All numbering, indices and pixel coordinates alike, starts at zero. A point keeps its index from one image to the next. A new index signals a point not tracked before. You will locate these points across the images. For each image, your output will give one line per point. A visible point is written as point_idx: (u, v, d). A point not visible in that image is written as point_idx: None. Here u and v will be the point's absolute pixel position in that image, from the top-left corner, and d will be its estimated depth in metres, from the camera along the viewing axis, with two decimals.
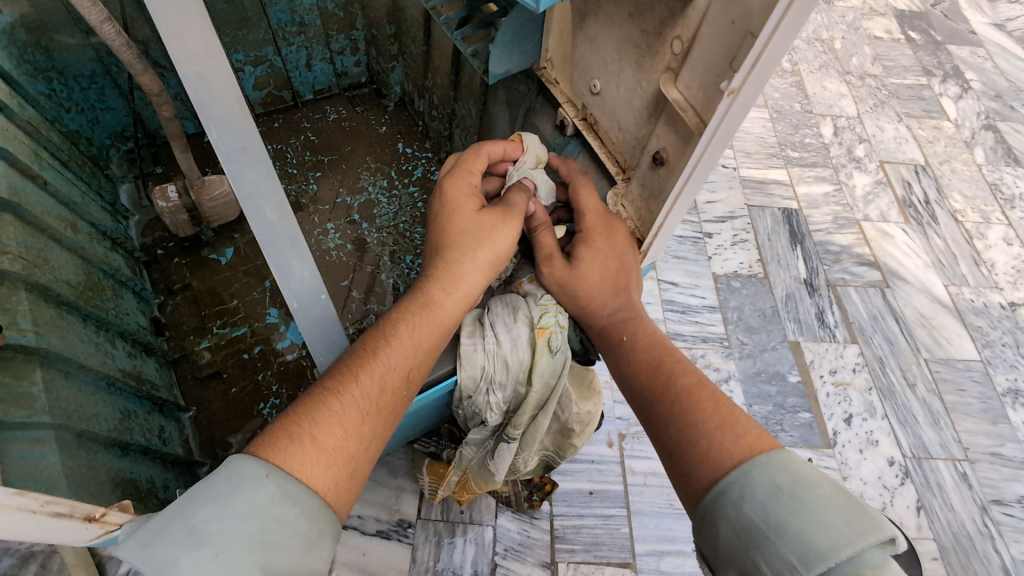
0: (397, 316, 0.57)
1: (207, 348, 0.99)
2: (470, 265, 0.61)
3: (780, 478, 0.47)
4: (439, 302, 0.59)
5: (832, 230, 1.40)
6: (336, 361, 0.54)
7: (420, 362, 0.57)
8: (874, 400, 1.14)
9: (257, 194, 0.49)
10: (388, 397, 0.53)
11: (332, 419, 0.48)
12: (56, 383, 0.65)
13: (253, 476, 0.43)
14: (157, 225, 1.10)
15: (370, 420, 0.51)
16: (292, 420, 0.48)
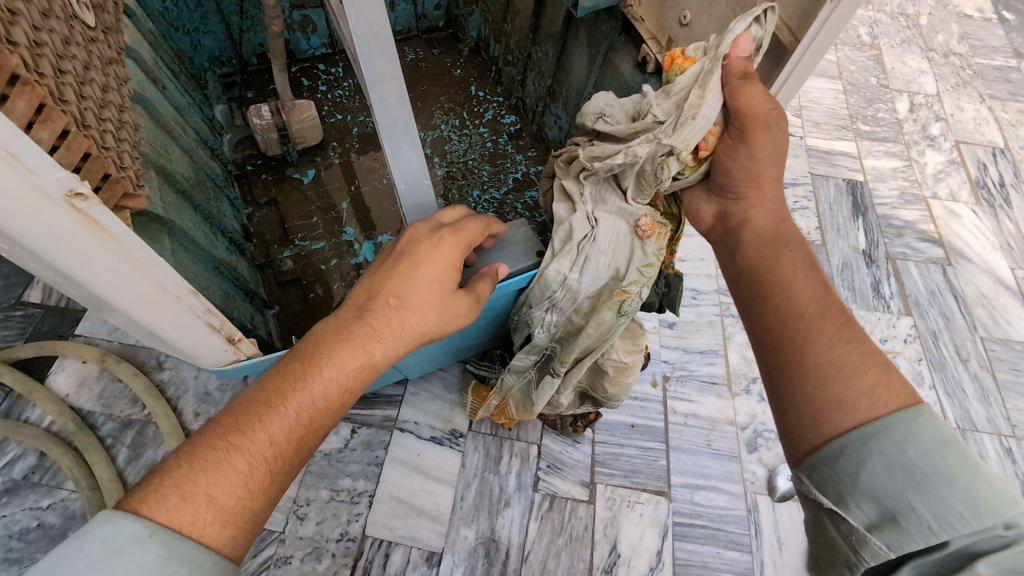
0: (310, 353, 0.54)
1: (289, 256, 1.08)
2: (405, 311, 0.56)
3: (938, 437, 0.44)
4: (365, 341, 0.55)
5: (898, 205, 1.38)
6: (235, 411, 0.52)
7: (337, 401, 0.54)
8: (922, 370, 1.15)
9: (381, 78, 0.52)
10: (295, 438, 0.51)
11: (229, 472, 0.48)
12: (178, 254, 0.73)
13: (133, 537, 0.42)
14: (248, 143, 1.19)
15: (268, 477, 0.50)
16: (179, 469, 0.47)
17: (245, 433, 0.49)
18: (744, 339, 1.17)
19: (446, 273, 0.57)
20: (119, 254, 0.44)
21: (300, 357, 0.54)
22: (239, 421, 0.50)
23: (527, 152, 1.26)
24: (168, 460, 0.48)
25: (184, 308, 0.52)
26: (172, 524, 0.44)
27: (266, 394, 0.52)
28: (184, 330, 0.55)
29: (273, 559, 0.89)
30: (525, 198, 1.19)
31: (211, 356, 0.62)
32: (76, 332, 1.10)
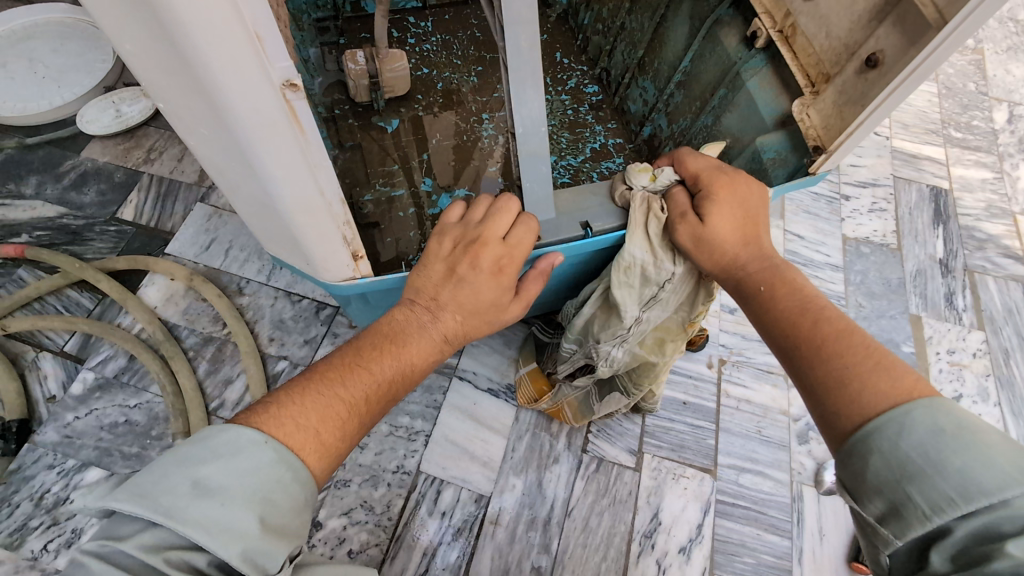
0: (398, 323, 0.60)
1: (369, 200, 1.11)
2: (478, 293, 0.61)
3: (941, 420, 0.44)
4: (442, 319, 0.60)
5: (983, 217, 1.33)
6: (330, 358, 0.56)
7: (416, 369, 0.59)
8: (988, 386, 1.12)
9: (518, 21, 0.55)
10: (384, 395, 0.56)
11: (333, 411, 0.52)
12: None
13: (252, 441, 0.47)
14: (337, 88, 1.23)
15: (360, 415, 0.54)
16: (291, 401, 0.51)
17: (345, 380, 0.54)
18: None
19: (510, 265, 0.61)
20: (299, 144, 0.46)
21: (386, 326, 0.59)
22: (341, 367, 0.55)
23: (606, 124, 1.27)
24: (274, 394, 0.52)
25: (330, 214, 0.53)
26: (286, 442, 0.48)
27: (363, 352, 0.57)
28: (322, 237, 0.56)
29: (334, 480, 0.95)
30: (600, 168, 1.20)
31: (336, 272, 0.63)
32: (166, 251, 1.17)
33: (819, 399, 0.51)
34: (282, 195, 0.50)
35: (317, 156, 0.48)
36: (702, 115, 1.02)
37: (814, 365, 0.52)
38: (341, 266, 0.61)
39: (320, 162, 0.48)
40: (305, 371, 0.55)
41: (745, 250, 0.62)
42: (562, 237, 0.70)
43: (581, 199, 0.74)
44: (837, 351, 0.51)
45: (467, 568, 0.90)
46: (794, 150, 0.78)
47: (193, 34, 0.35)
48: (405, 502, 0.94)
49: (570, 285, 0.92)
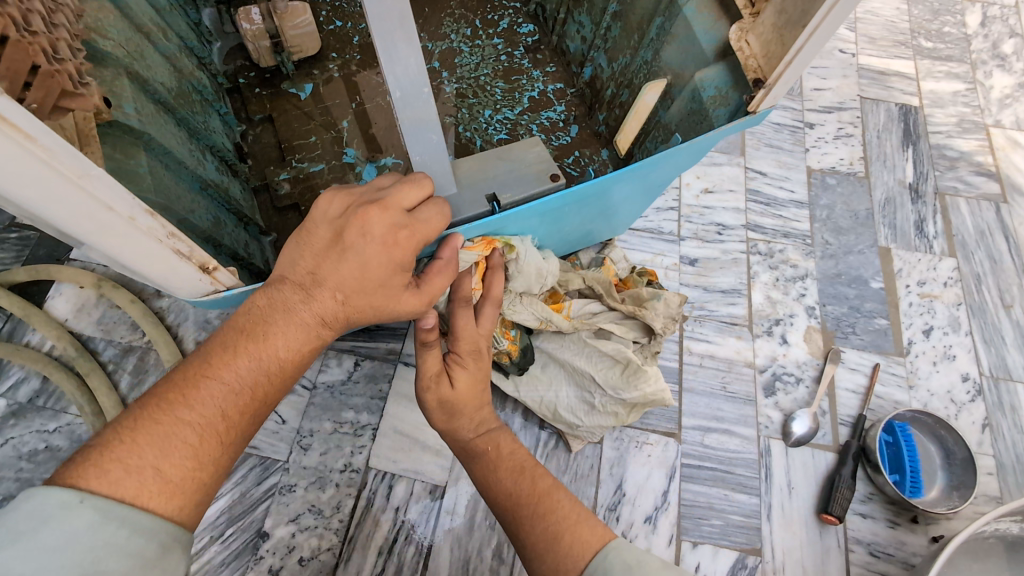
0: (251, 321, 0.53)
1: (285, 179, 1.01)
2: (352, 278, 0.54)
3: (628, 558, 0.55)
4: (309, 311, 0.54)
5: (954, 133, 1.24)
6: (176, 379, 0.50)
7: (286, 370, 0.54)
8: (960, 316, 1.07)
9: None
10: (244, 409, 0.52)
11: (177, 442, 0.47)
12: (158, 171, 0.67)
13: (64, 504, 0.41)
14: (240, 53, 1.08)
15: (216, 444, 0.49)
16: (119, 443, 0.45)
17: (188, 400, 0.49)
18: (770, 279, 1.09)
19: (389, 243, 0.54)
20: (39, 158, 0.38)
21: (240, 324, 0.53)
22: (183, 386, 0.49)
23: (545, 68, 1.15)
24: (101, 431, 0.46)
25: (136, 229, 0.47)
26: (113, 493, 0.43)
27: (209, 360, 0.51)
28: (143, 256, 0.50)
29: (278, 487, 0.90)
30: (540, 118, 1.10)
31: (189, 289, 0.57)
32: (73, 255, 1.06)
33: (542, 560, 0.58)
34: (55, 218, 0.43)
35: (76, 164, 0.41)
36: (640, 50, 0.91)
37: (536, 521, 0.61)
38: (190, 282, 0.56)
39: (86, 171, 0.42)
40: (136, 399, 0.49)
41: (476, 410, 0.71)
42: (465, 214, 0.64)
43: (489, 166, 0.67)
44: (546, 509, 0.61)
45: (426, 563, 0.86)
46: (736, 84, 0.68)
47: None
48: (355, 502, 0.89)
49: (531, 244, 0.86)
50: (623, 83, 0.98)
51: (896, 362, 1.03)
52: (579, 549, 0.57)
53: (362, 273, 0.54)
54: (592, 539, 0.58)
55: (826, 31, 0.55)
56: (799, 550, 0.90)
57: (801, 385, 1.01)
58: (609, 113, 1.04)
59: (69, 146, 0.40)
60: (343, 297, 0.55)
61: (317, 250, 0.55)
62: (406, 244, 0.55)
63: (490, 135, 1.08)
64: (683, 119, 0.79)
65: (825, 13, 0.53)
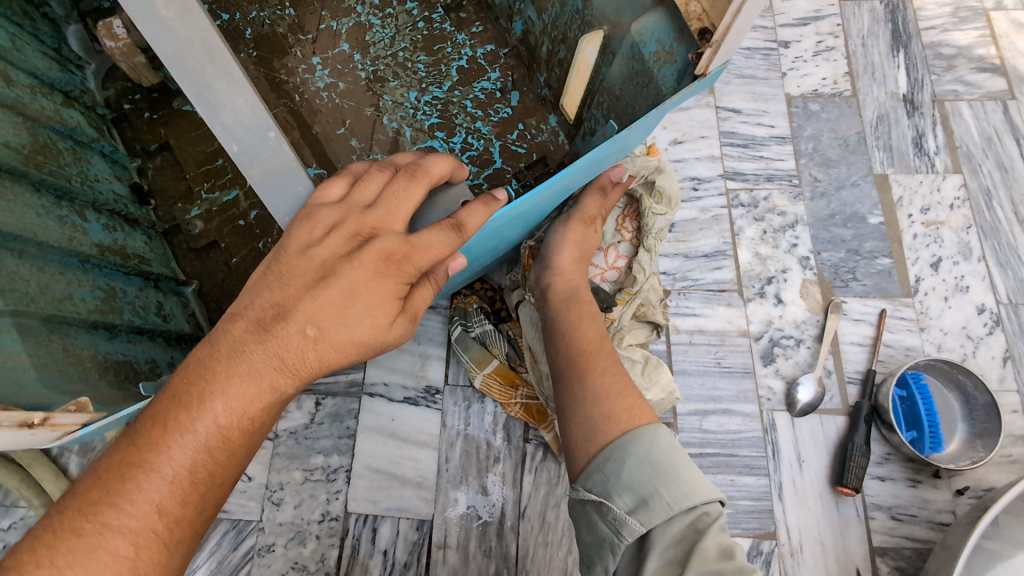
0: (189, 382, 0.45)
1: (197, 216, 0.89)
2: (323, 311, 0.46)
3: (665, 438, 0.60)
4: (267, 362, 0.45)
5: (950, 26, 1.09)
6: (112, 463, 0.43)
7: (235, 438, 0.46)
8: (971, 240, 0.97)
9: None
10: (186, 497, 0.44)
11: (106, 555, 0.41)
12: (5, 263, 0.56)
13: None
14: (120, 74, 0.93)
15: (161, 545, 0.43)
16: (37, 565, 0.39)
17: (118, 501, 0.42)
18: (756, 233, 0.98)
19: (372, 267, 0.47)
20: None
21: (180, 389, 0.45)
22: (114, 482, 0.42)
23: (471, 29, 0.99)
24: (20, 547, 0.40)
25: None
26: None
27: (140, 445, 0.43)
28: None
29: (256, 548, 0.84)
30: (474, 91, 0.96)
31: (19, 444, 0.48)
32: None
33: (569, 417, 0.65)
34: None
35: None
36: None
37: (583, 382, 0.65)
38: (12, 440, 0.47)
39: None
40: (63, 499, 0.42)
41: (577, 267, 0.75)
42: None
43: None
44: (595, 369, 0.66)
45: None
46: (680, 34, 0.55)
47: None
48: (340, 552, 0.84)
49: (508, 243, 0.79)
50: (557, 38, 0.83)
51: (904, 305, 0.93)
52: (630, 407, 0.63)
53: (325, 304, 0.46)
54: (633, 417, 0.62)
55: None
56: (815, 527, 0.84)
57: (802, 346, 0.92)
58: (549, 74, 0.90)
59: None
60: (312, 336, 0.46)
61: (283, 277, 0.47)
62: (401, 272, 0.48)
63: (420, 121, 0.94)
64: (625, 83, 0.65)
65: None
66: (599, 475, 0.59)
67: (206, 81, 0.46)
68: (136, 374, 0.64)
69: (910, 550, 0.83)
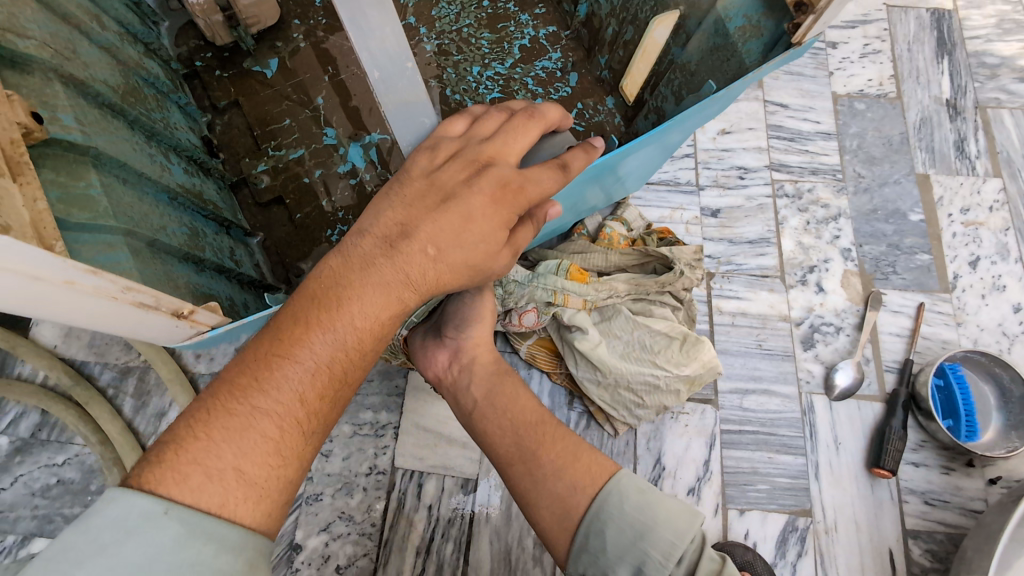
0: (324, 287, 0.46)
1: (264, 172, 0.92)
2: (446, 231, 0.48)
3: (634, 483, 0.59)
4: (397, 274, 0.47)
5: (993, 36, 1.12)
6: (252, 355, 0.44)
7: (366, 343, 0.47)
8: (1009, 242, 0.99)
9: None
10: (322, 391, 0.45)
11: (255, 437, 0.41)
12: (113, 188, 0.59)
13: (146, 515, 0.37)
14: (193, 32, 0.96)
15: (297, 439, 0.43)
16: (194, 439, 0.40)
17: (264, 388, 0.42)
18: (800, 223, 1.01)
19: (490, 193, 0.48)
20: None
21: (316, 292, 0.46)
22: (257, 371, 0.43)
23: (534, 10, 1.02)
24: (173, 427, 0.41)
25: (77, 291, 0.43)
26: (194, 499, 0.38)
27: (283, 337, 0.44)
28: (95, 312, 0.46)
29: (304, 497, 0.86)
30: (534, 69, 0.99)
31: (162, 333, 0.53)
32: None
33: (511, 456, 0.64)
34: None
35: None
36: None
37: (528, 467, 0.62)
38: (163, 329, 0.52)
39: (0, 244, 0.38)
40: (208, 385, 0.43)
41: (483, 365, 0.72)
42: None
43: None
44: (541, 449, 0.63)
45: (467, 558, 0.84)
46: (771, 10, 0.59)
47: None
48: (387, 505, 0.86)
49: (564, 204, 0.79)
50: (625, 19, 0.87)
51: (942, 300, 0.96)
52: (588, 472, 0.60)
53: (450, 222, 0.47)
54: (596, 472, 0.61)
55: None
56: (850, 506, 0.86)
57: (842, 334, 0.95)
58: (611, 55, 0.93)
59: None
60: (433, 254, 0.47)
61: (406, 200, 0.49)
62: (516, 201, 0.49)
63: (482, 95, 0.97)
64: (703, 59, 0.68)
65: None
66: (586, 542, 0.57)
67: None
68: (222, 307, 0.66)
69: (942, 534, 0.85)
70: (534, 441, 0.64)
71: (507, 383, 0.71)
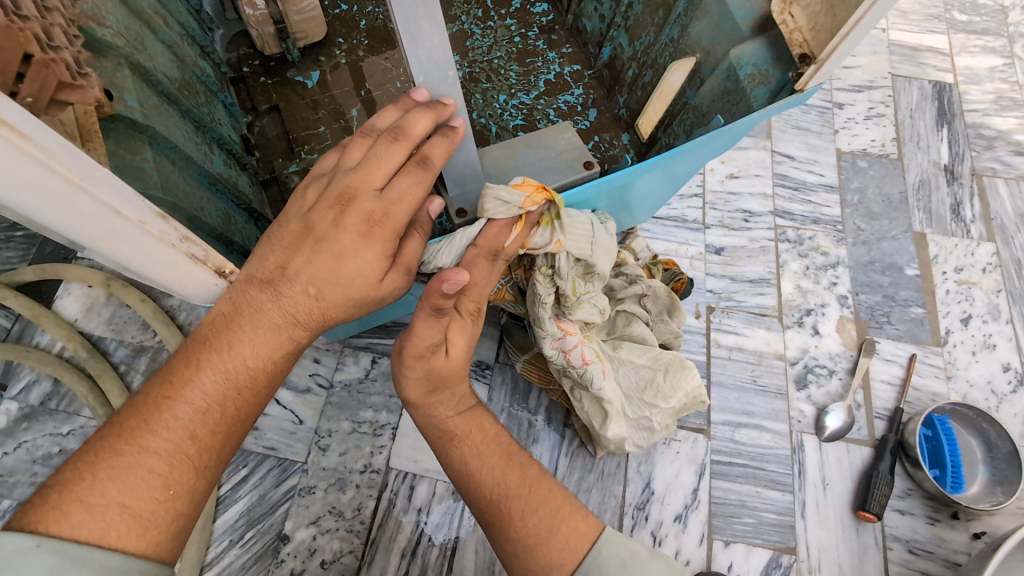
0: (214, 330, 0.48)
1: (295, 172, 0.97)
2: (324, 273, 0.49)
3: (619, 555, 0.54)
4: (284, 313, 0.49)
5: (991, 111, 1.18)
6: (140, 395, 0.45)
7: (258, 379, 0.49)
8: (1000, 303, 1.03)
9: None
10: (216, 427, 0.46)
11: (143, 473, 0.42)
12: (164, 166, 0.63)
13: (17, 550, 0.36)
14: (243, 41, 1.04)
15: (189, 470, 0.44)
16: (79, 479, 0.40)
17: (153, 427, 0.43)
18: (800, 268, 1.05)
19: (356, 230, 0.49)
20: (36, 159, 0.33)
21: (201, 335, 0.48)
22: (146, 410, 0.44)
23: (561, 49, 1.04)
24: (60, 471, 0.41)
25: (147, 234, 0.42)
26: (78, 534, 0.38)
27: (170, 379, 0.45)
28: (151, 259, 0.45)
29: (297, 489, 0.87)
30: (557, 102, 1.00)
31: (204, 295, 0.52)
32: (81, 254, 1.02)
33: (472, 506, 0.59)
34: (55, 226, 0.38)
35: (78, 165, 0.35)
36: (666, 27, 0.84)
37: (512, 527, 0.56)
38: (208, 286, 0.50)
39: (90, 171, 0.36)
40: (98, 429, 0.43)
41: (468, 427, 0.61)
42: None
43: (517, 154, 0.65)
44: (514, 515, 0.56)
45: (451, 565, 0.84)
46: (777, 61, 0.65)
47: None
48: (376, 504, 0.87)
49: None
50: (646, 63, 0.90)
51: (933, 353, 0.99)
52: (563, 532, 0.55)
53: (323, 267, 0.48)
54: (572, 538, 0.55)
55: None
56: (835, 548, 0.87)
57: (835, 377, 0.97)
58: (629, 95, 0.94)
59: (75, 146, 0.35)
60: (315, 295, 0.49)
61: (288, 245, 0.50)
62: (384, 229, 0.50)
63: (505, 121, 0.98)
64: (715, 100, 0.75)
65: None
66: None
67: (415, 20, 0.51)
68: None
69: None
70: (528, 499, 0.57)
71: (462, 449, 0.60)
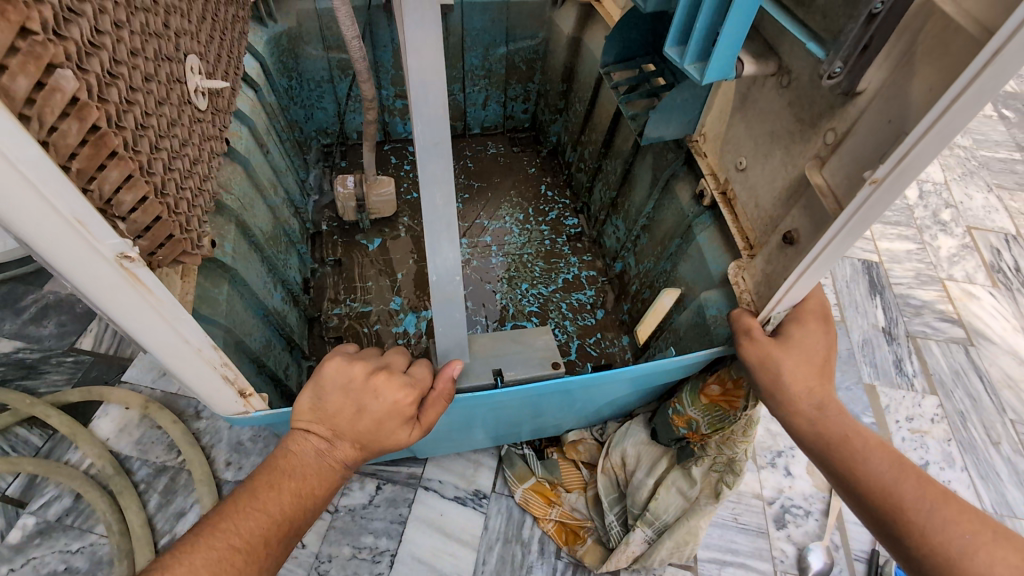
0: (287, 456, 0.59)
1: (337, 313, 1.14)
2: (368, 427, 0.61)
3: None
4: (337, 448, 0.61)
5: (914, 285, 1.42)
6: (227, 502, 0.56)
7: (315, 496, 0.60)
8: (953, 450, 1.14)
9: (434, 181, 0.54)
10: (281, 533, 0.56)
11: (225, 565, 0.51)
12: (235, 298, 0.81)
13: None
14: (330, 210, 1.30)
15: (256, 567, 0.53)
16: (177, 564, 0.50)
17: (236, 526, 0.54)
18: (766, 412, 1.17)
19: (393, 404, 0.61)
20: (149, 304, 0.51)
21: (274, 460, 0.59)
22: (230, 514, 0.54)
23: (583, 256, 1.30)
24: (162, 558, 0.50)
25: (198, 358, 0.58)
26: None
27: (251, 491, 0.56)
28: (197, 376, 0.61)
29: None
30: (570, 298, 1.23)
31: (222, 406, 0.67)
32: (123, 378, 1.15)
33: (865, 504, 0.62)
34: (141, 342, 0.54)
35: (171, 311, 0.53)
36: (661, 261, 1.04)
37: (919, 537, 0.57)
38: (226, 401, 0.66)
39: (177, 315, 0.53)
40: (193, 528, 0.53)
41: (881, 450, 0.62)
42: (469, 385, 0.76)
43: (500, 346, 0.81)
44: (927, 523, 0.57)
45: None
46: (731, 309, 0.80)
47: (5, 213, 0.39)
48: None
49: (512, 420, 0.92)
50: (645, 283, 1.10)
51: None
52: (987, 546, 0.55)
53: (368, 422, 0.61)
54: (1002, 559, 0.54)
55: (802, 281, 0.66)
56: None
57: (811, 518, 1.03)
58: (632, 305, 1.14)
59: (174, 297, 0.52)
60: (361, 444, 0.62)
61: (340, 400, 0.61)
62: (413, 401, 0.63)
63: (523, 305, 1.22)
64: (688, 330, 0.90)
65: (801, 268, 0.64)
66: None
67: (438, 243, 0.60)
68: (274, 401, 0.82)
69: None
70: (931, 506, 0.58)
71: (862, 438, 0.64)
